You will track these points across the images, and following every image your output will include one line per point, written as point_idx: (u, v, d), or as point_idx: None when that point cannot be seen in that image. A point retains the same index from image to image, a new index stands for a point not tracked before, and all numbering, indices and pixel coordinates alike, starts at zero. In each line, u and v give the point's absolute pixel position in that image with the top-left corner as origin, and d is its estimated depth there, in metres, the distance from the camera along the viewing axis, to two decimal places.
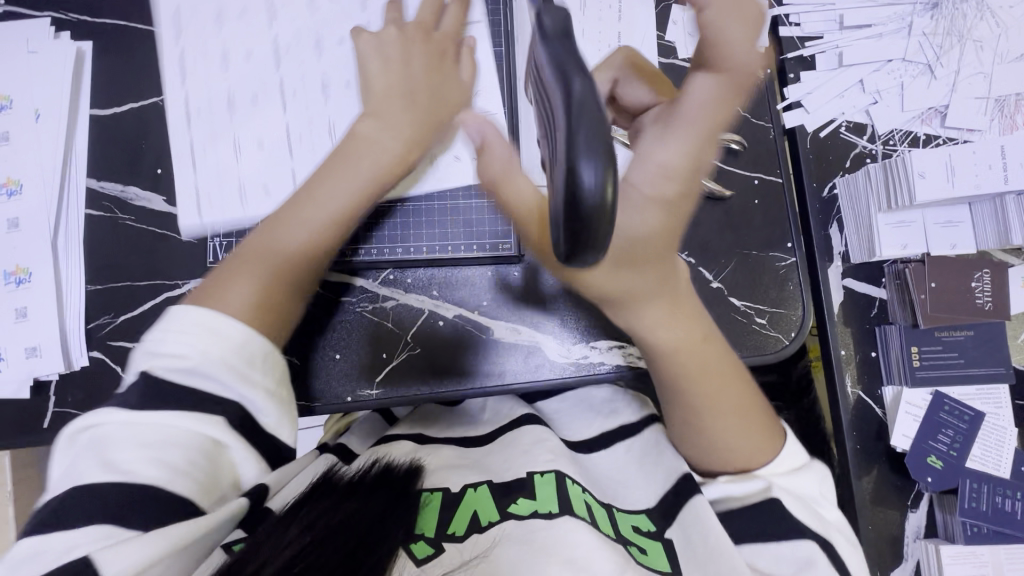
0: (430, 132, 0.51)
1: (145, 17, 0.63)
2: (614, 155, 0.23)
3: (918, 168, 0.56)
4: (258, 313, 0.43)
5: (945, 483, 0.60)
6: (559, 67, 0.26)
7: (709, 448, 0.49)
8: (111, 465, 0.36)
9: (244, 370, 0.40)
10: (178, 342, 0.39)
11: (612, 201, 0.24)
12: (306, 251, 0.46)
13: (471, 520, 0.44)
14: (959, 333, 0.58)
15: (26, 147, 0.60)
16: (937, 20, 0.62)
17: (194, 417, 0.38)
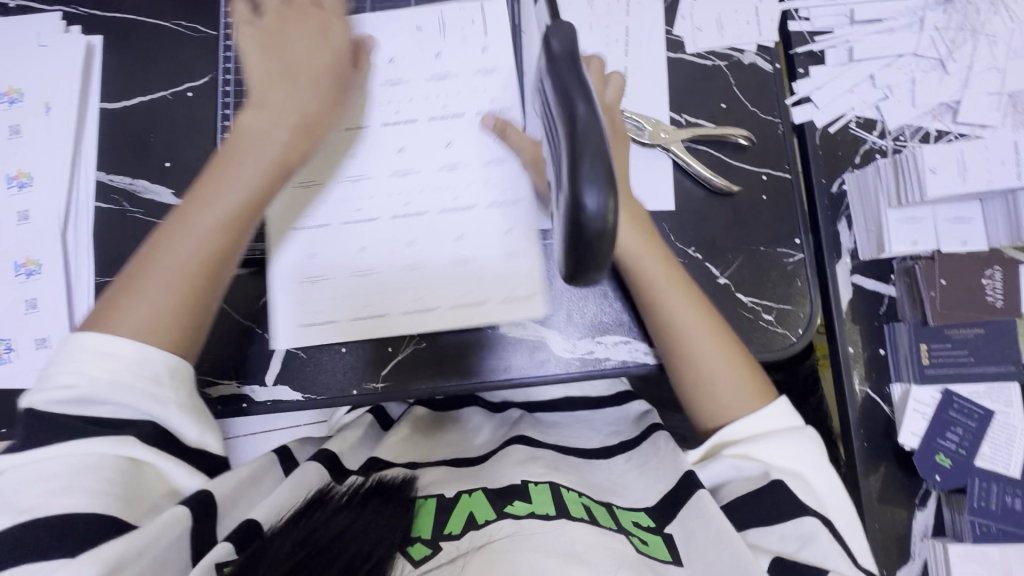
0: (324, 116, 0.53)
1: (156, 11, 0.64)
2: (616, 179, 0.23)
3: (928, 165, 0.55)
4: (159, 324, 0.46)
5: (955, 483, 0.57)
6: (561, 88, 0.24)
7: (700, 373, 0.54)
8: (23, 504, 0.40)
9: (149, 387, 0.45)
10: (66, 373, 0.44)
11: (614, 226, 0.23)
12: (201, 254, 0.48)
13: (468, 520, 0.45)
14: (970, 330, 0.57)
15: (36, 140, 0.60)
16: (949, 15, 0.62)
17: (97, 441, 0.43)
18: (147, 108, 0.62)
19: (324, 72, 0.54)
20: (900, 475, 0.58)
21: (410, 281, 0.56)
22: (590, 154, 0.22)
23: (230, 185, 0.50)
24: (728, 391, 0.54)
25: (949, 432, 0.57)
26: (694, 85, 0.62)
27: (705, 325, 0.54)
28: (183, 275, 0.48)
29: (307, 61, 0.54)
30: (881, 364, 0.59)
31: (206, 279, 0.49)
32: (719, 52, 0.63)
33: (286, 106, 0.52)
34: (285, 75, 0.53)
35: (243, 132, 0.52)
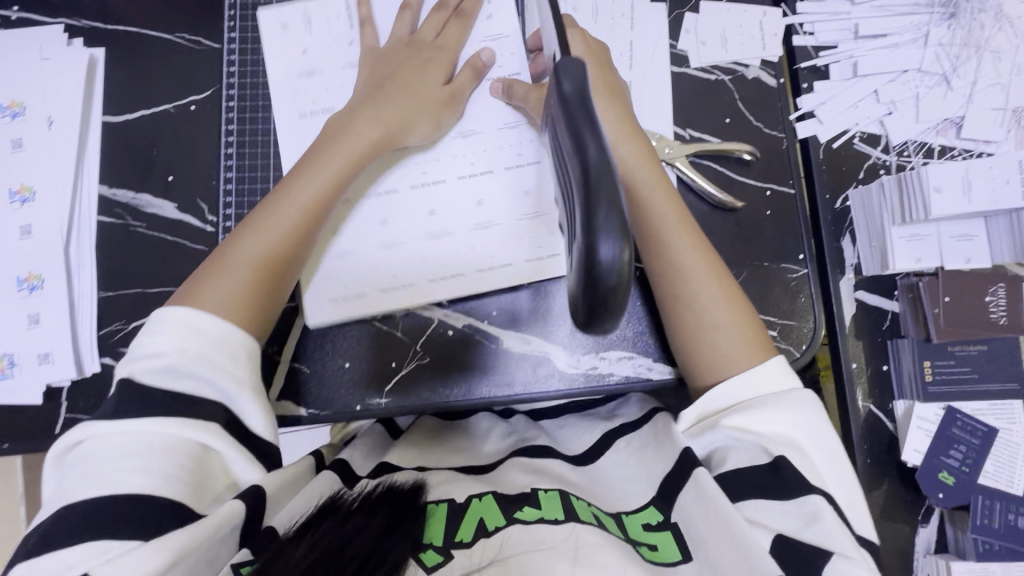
0: (406, 117, 0.57)
1: (158, 24, 0.63)
2: (629, 227, 0.22)
3: (933, 183, 0.56)
4: (237, 307, 0.49)
5: (958, 501, 0.57)
6: (574, 129, 0.24)
7: (704, 329, 0.52)
8: (102, 478, 0.41)
9: (229, 367, 0.47)
10: (156, 345, 0.46)
11: (629, 274, 0.22)
12: (285, 237, 0.51)
13: (478, 526, 0.45)
14: (972, 347, 0.58)
15: (38, 154, 0.60)
16: (953, 30, 0.62)
17: (176, 422, 0.44)
18: (149, 121, 0.62)
19: (427, 93, 0.58)
20: (902, 490, 0.58)
21: (409, 305, 0.59)
22: (605, 206, 0.22)
23: (308, 182, 0.53)
24: (728, 339, 0.52)
25: (953, 449, 0.57)
26: (697, 100, 0.62)
27: (709, 270, 0.53)
28: (258, 264, 0.50)
29: (416, 83, 0.58)
30: (884, 381, 0.59)
31: (281, 263, 0.51)
32: (723, 66, 0.63)
33: (378, 114, 0.56)
34: (386, 91, 0.58)
35: (329, 134, 0.56)
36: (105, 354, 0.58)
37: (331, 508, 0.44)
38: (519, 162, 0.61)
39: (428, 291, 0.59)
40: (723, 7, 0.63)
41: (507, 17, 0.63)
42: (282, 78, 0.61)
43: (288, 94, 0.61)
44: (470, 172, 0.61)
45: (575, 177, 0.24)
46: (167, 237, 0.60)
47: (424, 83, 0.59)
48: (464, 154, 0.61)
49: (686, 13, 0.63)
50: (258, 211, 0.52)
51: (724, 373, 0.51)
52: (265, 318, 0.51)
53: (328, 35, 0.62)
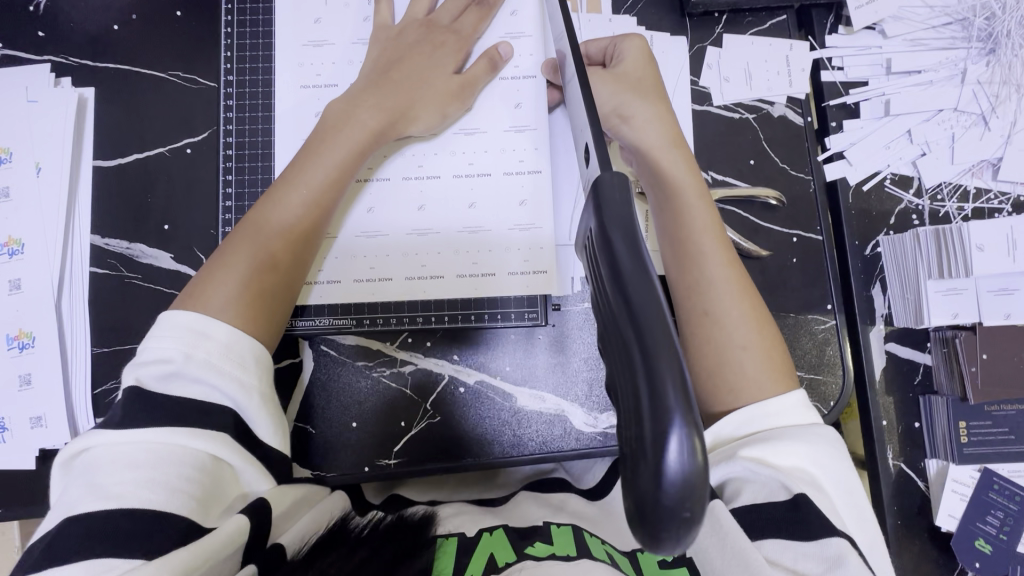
0: (413, 111, 0.54)
1: (149, 60, 0.60)
2: (699, 420, 0.19)
3: (975, 241, 0.55)
4: (242, 310, 0.45)
5: (995, 570, 0.54)
6: (619, 278, 0.21)
7: (728, 347, 0.46)
8: (105, 491, 0.37)
9: (237, 373, 0.43)
10: (163, 347, 0.42)
11: (704, 479, 0.19)
12: (285, 236, 0.48)
13: (489, 560, 0.42)
14: (1010, 407, 0.56)
15: (27, 205, 0.57)
16: (993, 67, 0.58)
17: (182, 432, 0.40)
18: (143, 166, 0.58)
19: (436, 84, 0.54)
20: (935, 554, 0.56)
21: (415, 326, 0.56)
22: (671, 397, 0.19)
23: (309, 180, 0.49)
24: (752, 361, 0.46)
25: (990, 515, 0.55)
26: (720, 141, 0.59)
27: (743, 291, 0.48)
28: (261, 266, 0.47)
29: (423, 73, 0.54)
30: (916, 438, 0.57)
31: (279, 271, 0.48)
32: (747, 104, 0.59)
33: (386, 103, 0.53)
34: (393, 80, 0.53)
35: (330, 120, 0.52)
36: (100, 414, 0.55)
37: (337, 534, 0.43)
38: (518, 168, 0.57)
39: (402, 289, 0.55)
40: (747, 41, 0.60)
41: (530, 16, 0.58)
42: (289, 112, 0.56)
43: (292, 130, 0.56)
44: (466, 171, 0.56)
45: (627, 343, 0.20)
46: (166, 290, 0.57)
47: (433, 75, 0.55)
48: (463, 153, 0.57)
49: (709, 47, 0.60)
50: (261, 206, 0.49)
51: (743, 401, 0.45)
52: (267, 324, 0.47)
53: (334, 56, 0.57)
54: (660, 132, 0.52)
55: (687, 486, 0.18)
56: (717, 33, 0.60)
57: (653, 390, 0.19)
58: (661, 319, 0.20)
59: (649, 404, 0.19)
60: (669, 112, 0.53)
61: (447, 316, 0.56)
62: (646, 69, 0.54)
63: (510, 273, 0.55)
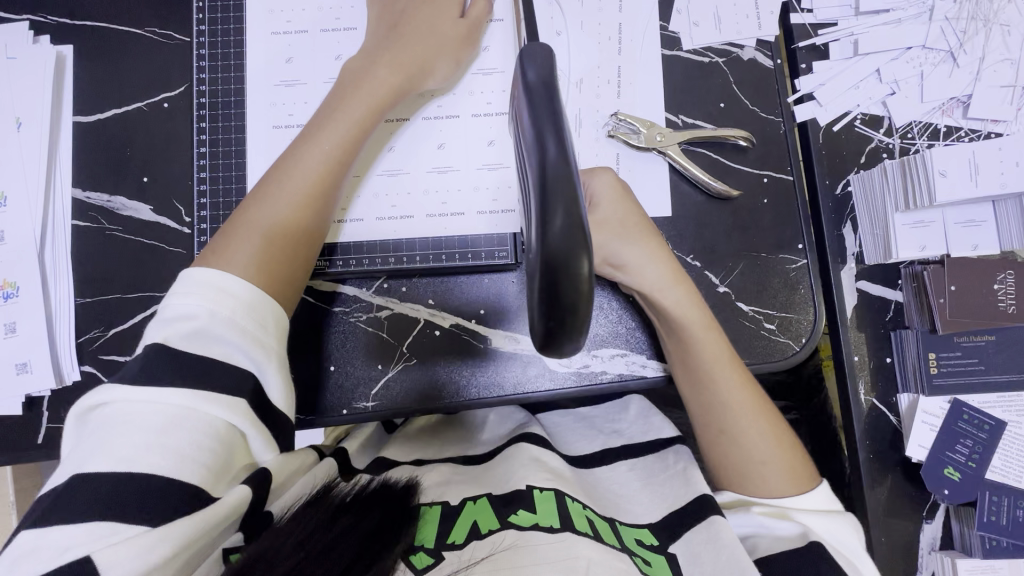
0: (427, 63, 0.53)
1: (124, 17, 0.60)
2: (588, 237, 0.24)
3: (939, 167, 0.55)
4: (263, 270, 0.44)
5: (963, 496, 0.55)
6: (536, 126, 0.25)
7: (745, 462, 0.51)
8: (118, 453, 0.35)
9: (258, 334, 0.41)
10: (187, 304, 0.40)
11: (589, 286, 0.24)
12: (304, 204, 0.47)
13: (472, 529, 0.43)
14: (979, 338, 0.56)
15: (7, 159, 0.58)
16: (960, 4, 0.59)
17: (202, 397, 0.38)
18: (122, 120, 0.59)
19: (446, 33, 0.54)
20: (907, 488, 0.57)
21: (390, 270, 0.57)
22: (560, 217, 0.24)
23: (320, 145, 0.48)
24: (776, 473, 0.50)
25: (959, 444, 0.56)
26: (689, 84, 0.59)
27: (755, 407, 0.51)
28: (277, 227, 0.46)
29: (432, 21, 0.54)
30: (888, 374, 0.57)
31: (300, 237, 0.47)
32: (716, 48, 0.59)
33: (399, 58, 0.52)
34: (404, 32, 0.53)
35: (349, 77, 0.52)
36: (86, 361, 0.57)
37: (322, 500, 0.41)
38: (487, 112, 0.57)
39: (375, 230, 0.56)
40: None
41: None
42: (265, 60, 0.57)
43: (267, 77, 0.57)
44: (435, 114, 0.57)
45: (535, 179, 0.25)
46: (144, 240, 0.58)
47: (441, 22, 0.54)
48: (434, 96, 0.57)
49: None
50: (267, 185, 0.47)
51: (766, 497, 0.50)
52: (286, 285, 0.46)
53: (303, 3, 0.58)
54: (662, 272, 0.52)
55: (575, 293, 0.24)
56: None
57: (551, 218, 0.24)
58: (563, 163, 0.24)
59: (544, 223, 0.24)
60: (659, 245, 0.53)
61: (419, 257, 0.56)
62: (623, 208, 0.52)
63: (479, 214, 0.56)
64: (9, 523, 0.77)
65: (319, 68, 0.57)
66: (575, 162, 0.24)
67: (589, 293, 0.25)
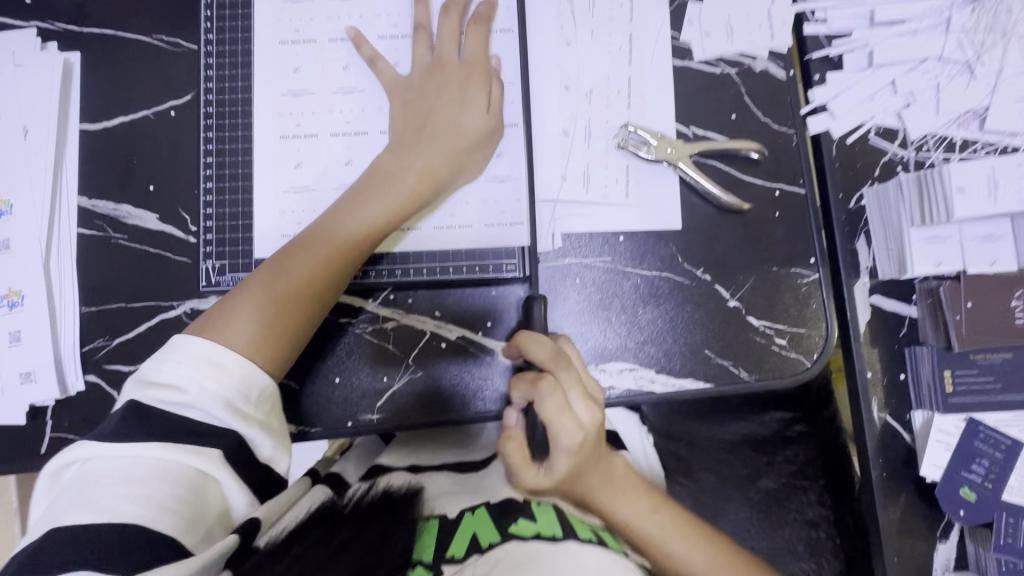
0: (455, 162, 0.53)
1: (132, 24, 0.60)
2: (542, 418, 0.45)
3: (956, 183, 0.54)
4: (264, 346, 0.45)
5: (979, 518, 0.54)
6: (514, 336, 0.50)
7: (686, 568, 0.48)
8: (94, 504, 0.36)
9: (241, 403, 0.42)
10: (177, 374, 0.41)
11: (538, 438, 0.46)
12: (303, 292, 0.47)
13: (472, 540, 0.42)
14: (997, 355, 0.55)
15: (15, 166, 0.58)
16: (977, 15, 0.58)
17: (179, 451, 0.39)
18: (128, 128, 0.59)
19: (466, 133, 0.53)
20: (921, 507, 0.56)
21: (396, 282, 0.56)
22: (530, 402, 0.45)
23: (333, 242, 0.49)
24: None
25: (975, 464, 0.55)
26: (700, 95, 0.58)
27: (674, 523, 0.50)
28: (276, 313, 0.46)
29: (458, 122, 0.53)
30: (902, 390, 0.56)
31: (298, 319, 0.47)
32: (729, 58, 0.58)
33: (428, 157, 0.52)
34: (432, 130, 0.53)
35: (377, 169, 0.52)
36: (90, 370, 0.56)
37: (318, 514, 0.41)
38: None
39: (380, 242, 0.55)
40: None
41: None
42: (273, 68, 0.57)
43: (275, 86, 0.57)
44: None
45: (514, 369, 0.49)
46: (150, 250, 0.58)
47: (471, 115, 0.53)
48: None
49: (690, 1, 0.59)
50: (278, 263, 0.47)
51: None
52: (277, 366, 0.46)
53: (312, 12, 0.57)
54: (575, 449, 0.46)
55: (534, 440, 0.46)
56: None
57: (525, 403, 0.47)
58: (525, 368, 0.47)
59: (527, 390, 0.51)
60: (586, 421, 0.46)
61: (425, 269, 0.56)
62: (551, 398, 0.45)
63: (487, 227, 0.56)
64: (12, 529, 0.77)
65: (326, 79, 0.57)
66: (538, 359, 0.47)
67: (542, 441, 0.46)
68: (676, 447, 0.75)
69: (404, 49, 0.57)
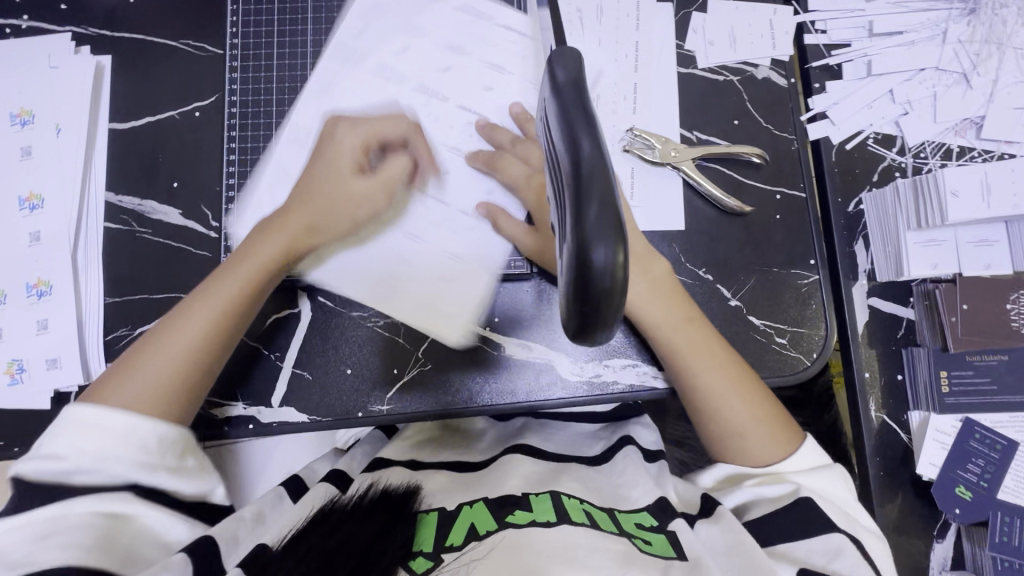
0: (333, 211, 0.56)
1: (161, 30, 0.63)
2: (624, 228, 0.24)
3: (951, 187, 0.55)
4: (153, 404, 0.47)
5: (975, 516, 0.56)
6: (567, 124, 0.25)
7: (736, 436, 0.51)
8: (28, 564, 0.39)
9: (138, 455, 0.45)
10: (55, 446, 0.44)
11: (623, 275, 0.24)
12: (193, 353, 0.50)
13: (469, 531, 0.43)
14: (992, 357, 0.56)
15: (48, 163, 0.61)
16: (973, 26, 0.60)
17: (91, 497, 0.43)
18: (154, 128, 0.62)
19: (351, 179, 0.56)
20: (918, 506, 0.57)
21: None
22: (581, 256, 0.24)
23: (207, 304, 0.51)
24: (758, 445, 0.50)
25: (970, 463, 0.56)
26: (703, 102, 0.60)
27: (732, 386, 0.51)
28: (170, 372, 0.49)
29: (333, 171, 0.56)
30: (899, 390, 0.58)
31: (198, 367, 0.50)
32: (731, 67, 0.61)
33: (303, 208, 0.55)
34: (309, 187, 0.56)
35: (241, 236, 0.55)
36: (112, 358, 0.59)
37: (317, 519, 0.42)
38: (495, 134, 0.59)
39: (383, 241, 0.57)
40: (731, 6, 0.61)
41: None
42: (292, 72, 0.60)
43: (295, 88, 0.60)
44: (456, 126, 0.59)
45: (568, 174, 0.24)
46: (173, 244, 0.60)
47: (346, 164, 0.56)
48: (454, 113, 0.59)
49: (694, 12, 0.61)
50: (163, 327, 0.51)
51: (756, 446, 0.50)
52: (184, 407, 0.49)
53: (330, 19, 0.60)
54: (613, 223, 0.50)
55: (610, 281, 0.24)
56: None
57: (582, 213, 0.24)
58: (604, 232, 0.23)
59: (578, 212, 0.24)
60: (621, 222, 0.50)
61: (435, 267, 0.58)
62: None
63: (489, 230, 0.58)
64: None
65: (343, 82, 0.60)
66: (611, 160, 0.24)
67: (623, 276, 0.24)
68: (676, 450, 0.76)
69: (418, 54, 0.60)
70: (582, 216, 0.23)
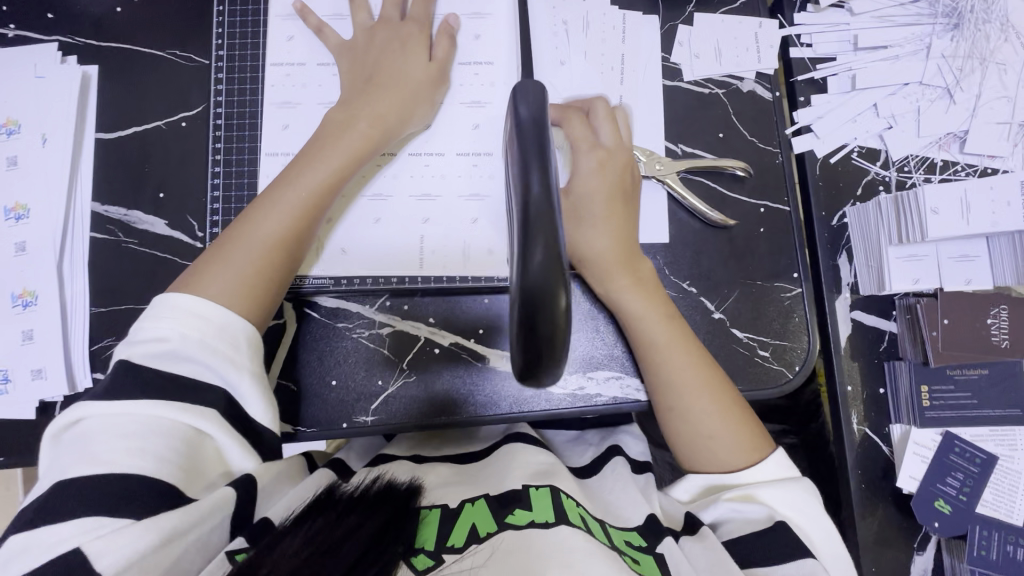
0: (393, 111, 0.54)
1: (148, 39, 0.63)
2: (564, 270, 0.24)
3: (931, 205, 0.55)
4: (241, 298, 0.45)
5: (954, 529, 0.56)
6: (523, 161, 0.25)
7: (703, 442, 0.51)
8: (94, 458, 0.37)
9: (229, 353, 0.43)
10: (159, 327, 0.42)
11: (564, 316, 0.25)
12: (281, 241, 0.48)
13: (470, 531, 0.43)
14: (972, 372, 0.57)
15: (33, 173, 0.60)
16: (957, 42, 0.60)
17: (170, 406, 0.41)
18: (140, 138, 0.62)
19: (415, 74, 0.55)
20: (899, 518, 0.57)
21: (393, 289, 0.58)
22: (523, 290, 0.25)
23: (296, 187, 0.49)
24: (726, 447, 0.50)
25: (950, 476, 0.56)
26: (688, 115, 0.60)
27: (705, 386, 0.52)
28: (267, 249, 0.47)
29: (405, 70, 0.55)
30: (881, 403, 0.58)
31: (284, 263, 0.48)
32: (717, 79, 0.61)
33: (378, 103, 0.53)
34: (379, 81, 0.54)
35: (327, 129, 0.52)
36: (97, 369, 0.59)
37: (321, 502, 0.42)
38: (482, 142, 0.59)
39: (367, 251, 0.58)
40: (717, 19, 0.61)
41: None
42: (279, 83, 0.60)
43: (282, 100, 0.60)
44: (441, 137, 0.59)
45: (517, 212, 0.25)
46: (159, 254, 0.61)
47: (413, 66, 0.56)
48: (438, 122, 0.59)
49: (680, 26, 0.61)
50: (246, 216, 0.48)
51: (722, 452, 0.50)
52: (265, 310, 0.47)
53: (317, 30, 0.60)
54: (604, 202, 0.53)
55: (553, 321, 0.24)
56: (688, 13, 0.62)
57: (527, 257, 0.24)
58: (547, 282, 0.24)
59: (524, 255, 0.24)
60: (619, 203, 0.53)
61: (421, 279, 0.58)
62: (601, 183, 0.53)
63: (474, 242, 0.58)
64: None
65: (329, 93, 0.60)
66: (559, 200, 0.24)
67: (564, 316, 0.25)
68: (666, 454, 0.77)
69: None
70: (527, 262, 0.24)
